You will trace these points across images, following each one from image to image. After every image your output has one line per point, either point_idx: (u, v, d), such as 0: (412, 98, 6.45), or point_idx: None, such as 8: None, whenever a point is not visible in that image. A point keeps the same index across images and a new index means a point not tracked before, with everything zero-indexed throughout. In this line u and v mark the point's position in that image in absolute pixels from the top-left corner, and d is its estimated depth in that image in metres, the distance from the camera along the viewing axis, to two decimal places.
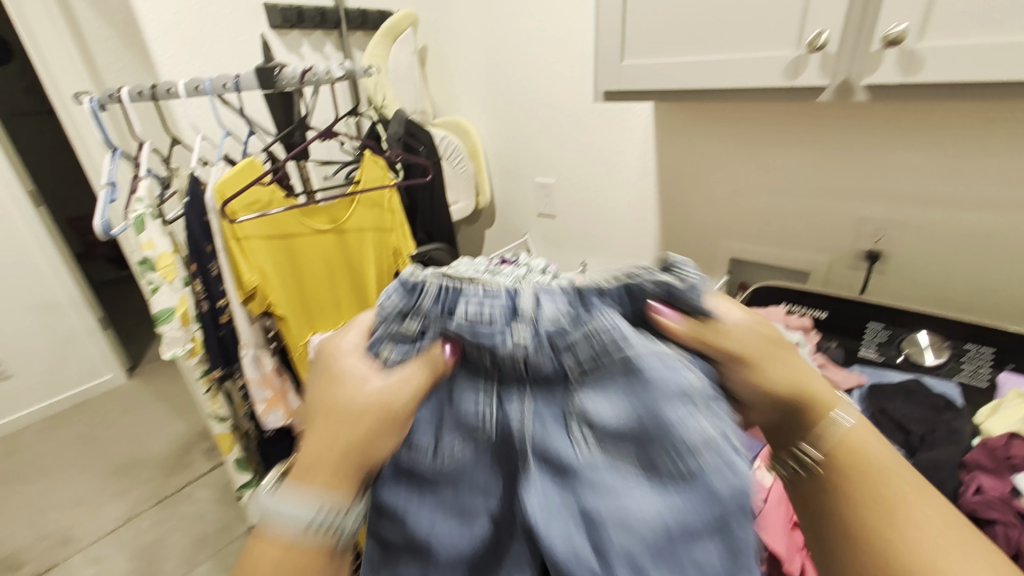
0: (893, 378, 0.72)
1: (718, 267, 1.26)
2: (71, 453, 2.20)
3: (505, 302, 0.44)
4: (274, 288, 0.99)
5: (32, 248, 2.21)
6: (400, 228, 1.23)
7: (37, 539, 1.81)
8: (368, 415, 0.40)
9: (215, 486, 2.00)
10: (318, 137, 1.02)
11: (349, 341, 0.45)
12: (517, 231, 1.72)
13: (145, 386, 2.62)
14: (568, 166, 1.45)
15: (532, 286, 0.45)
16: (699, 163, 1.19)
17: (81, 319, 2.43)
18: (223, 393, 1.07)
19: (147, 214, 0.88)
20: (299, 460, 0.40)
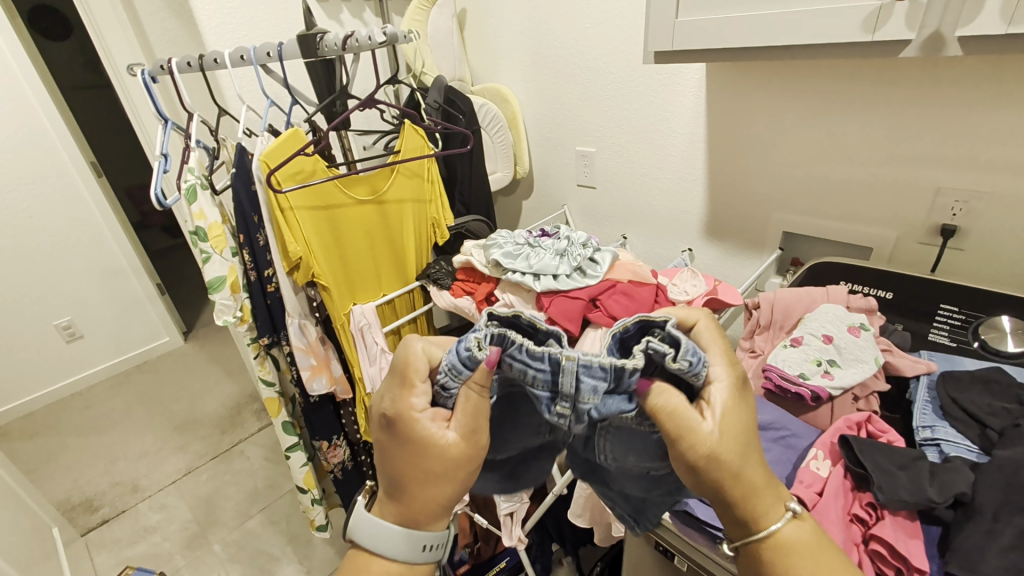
0: (967, 365, 0.66)
1: (770, 241, 1.19)
2: (136, 409, 2.37)
3: (547, 374, 0.46)
4: (318, 259, 1.00)
5: (96, 217, 2.35)
6: (439, 200, 1.22)
7: (110, 485, 1.98)
8: (452, 472, 0.49)
9: (265, 445, 2.12)
10: (358, 106, 1.01)
11: (419, 404, 0.49)
12: (556, 203, 1.68)
13: (199, 349, 2.77)
14: (612, 135, 1.39)
15: (574, 367, 0.44)
16: (755, 131, 1.11)
17: (142, 285, 2.58)
18: (270, 359, 1.11)
19: (198, 184, 0.90)
20: (397, 507, 0.50)
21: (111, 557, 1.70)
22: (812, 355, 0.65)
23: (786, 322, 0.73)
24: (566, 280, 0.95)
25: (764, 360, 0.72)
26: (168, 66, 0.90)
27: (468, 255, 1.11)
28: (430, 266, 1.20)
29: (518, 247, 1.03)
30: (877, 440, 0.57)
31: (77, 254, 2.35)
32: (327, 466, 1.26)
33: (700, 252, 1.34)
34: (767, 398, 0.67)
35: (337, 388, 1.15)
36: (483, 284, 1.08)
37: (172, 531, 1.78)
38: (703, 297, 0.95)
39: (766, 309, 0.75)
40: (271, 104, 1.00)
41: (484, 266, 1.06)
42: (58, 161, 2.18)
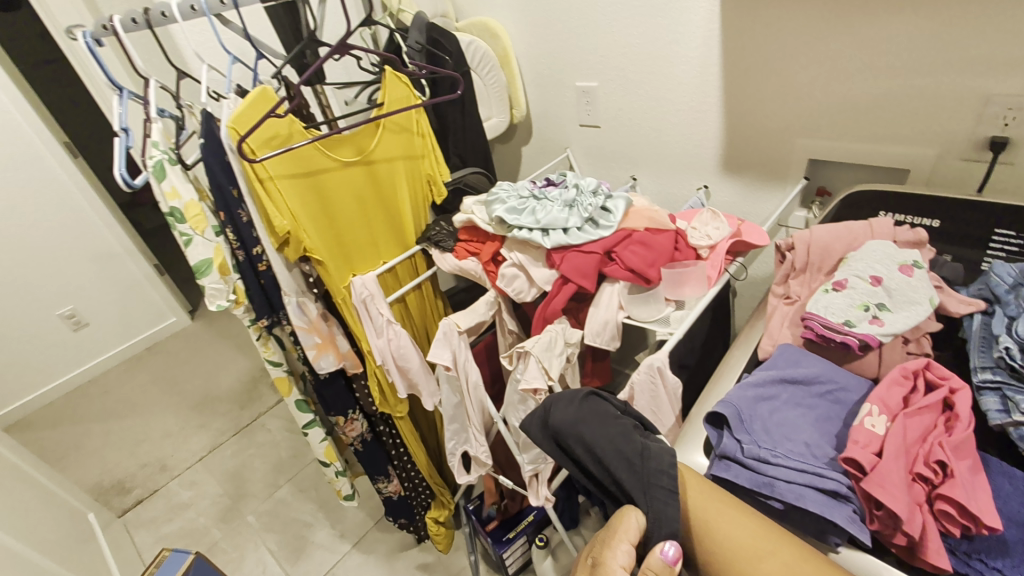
0: None
1: (793, 172, 1.09)
2: (155, 391, 2.34)
3: None
4: (307, 231, 0.92)
5: (80, 200, 2.21)
6: (432, 154, 1.11)
7: (140, 466, 1.99)
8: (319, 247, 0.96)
9: (285, 416, 2.12)
10: (332, 54, 0.85)
11: (277, 264, 0.93)
12: (557, 148, 1.51)
13: (208, 326, 2.70)
14: (616, 65, 1.23)
15: None
16: (777, 47, 0.99)
17: (139, 266, 2.46)
18: (274, 339, 1.05)
19: (166, 159, 0.80)
20: (341, 268, 1.02)
21: (151, 534, 1.74)
22: (859, 300, 0.61)
23: (824, 264, 0.69)
24: (578, 233, 0.89)
25: (802, 307, 0.69)
26: (112, 27, 0.74)
27: (469, 214, 1.03)
28: (429, 227, 1.11)
29: (523, 200, 0.95)
30: (934, 391, 0.53)
31: (62, 240, 2.21)
32: (346, 439, 1.24)
33: (716, 188, 1.23)
34: (807, 348, 0.66)
35: (347, 363, 1.10)
36: (489, 243, 1.00)
37: (207, 505, 1.81)
38: (727, 242, 0.88)
39: (802, 251, 0.71)
40: (234, 61, 0.85)
41: (487, 224, 0.98)
42: (28, 144, 2.02)
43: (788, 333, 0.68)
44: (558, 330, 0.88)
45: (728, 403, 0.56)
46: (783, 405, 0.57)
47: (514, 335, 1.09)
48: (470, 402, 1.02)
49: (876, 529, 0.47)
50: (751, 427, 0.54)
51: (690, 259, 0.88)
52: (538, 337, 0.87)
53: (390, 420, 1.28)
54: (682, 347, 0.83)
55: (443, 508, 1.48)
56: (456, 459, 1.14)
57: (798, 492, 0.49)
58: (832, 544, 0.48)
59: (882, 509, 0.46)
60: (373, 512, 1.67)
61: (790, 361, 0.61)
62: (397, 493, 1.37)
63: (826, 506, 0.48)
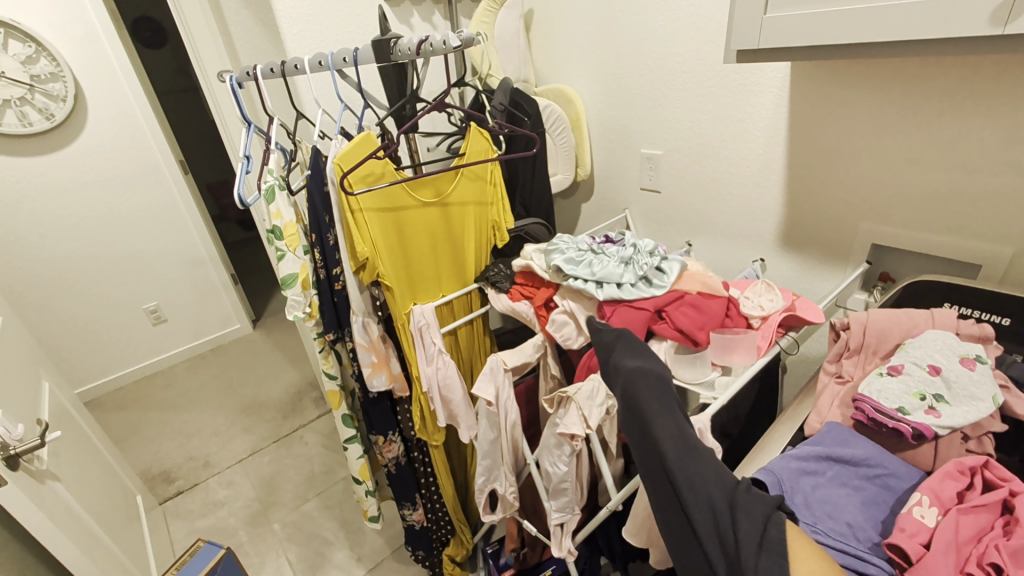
0: None
1: (855, 255, 1.09)
2: (211, 390, 2.49)
3: None
4: (383, 259, 1.01)
5: (182, 210, 2.47)
6: (501, 202, 1.19)
7: (185, 459, 2.10)
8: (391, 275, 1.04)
9: (323, 432, 2.19)
10: (428, 109, 0.96)
11: (353, 286, 1.02)
12: (616, 208, 1.56)
13: (267, 336, 2.87)
14: (682, 137, 1.29)
15: None
16: (845, 134, 1.02)
17: (218, 273, 2.68)
18: (334, 353, 1.13)
19: (276, 185, 0.92)
20: (406, 295, 1.09)
21: (184, 526, 1.81)
22: (915, 388, 0.61)
23: (879, 348, 0.69)
24: (631, 289, 0.93)
25: (854, 387, 0.68)
26: (255, 74, 0.88)
27: (529, 259, 1.09)
28: (489, 268, 1.18)
29: (581, 253, 1.00)
30: (992, 491, 0.52)
31: (159, 243, 2.46)
32: (382, 460, 1.28)
33: (773, 262, 1.24)
34: (856, 429, 0.65)
35: (395, 385, 1.16)
36: (543, 289, 1.05)
37: (239, 506, 1.88)
38: (780, 315, 0.89)
39: (857, 331, 0.71)
40: (345, 108, 0.97)
41: (545, 271, 1.04)
42: (150, 158, 2.31)
43: (837, 412, 0.67)
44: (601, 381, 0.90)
45: (769, 472, 0.57)
46: (827, 482, 0.57)
47: (556, 381, 1.11)
48: (506, 440, 1.04)
49: None
50: (791, 500, 0.55)
51: (740, 327, 0.90)
52: (581, 385, 0.89)
53: (425, 447, 1.31)
54: (724, 414, 0.83)
55: (460, 547, 1.47)
56: (483, 496, 1.14)
57: None
58: None
59: None
60: (392, 540, 1.68)
61: (838, 440, 0.61)
62: (419, 522, 1.38)
63: None
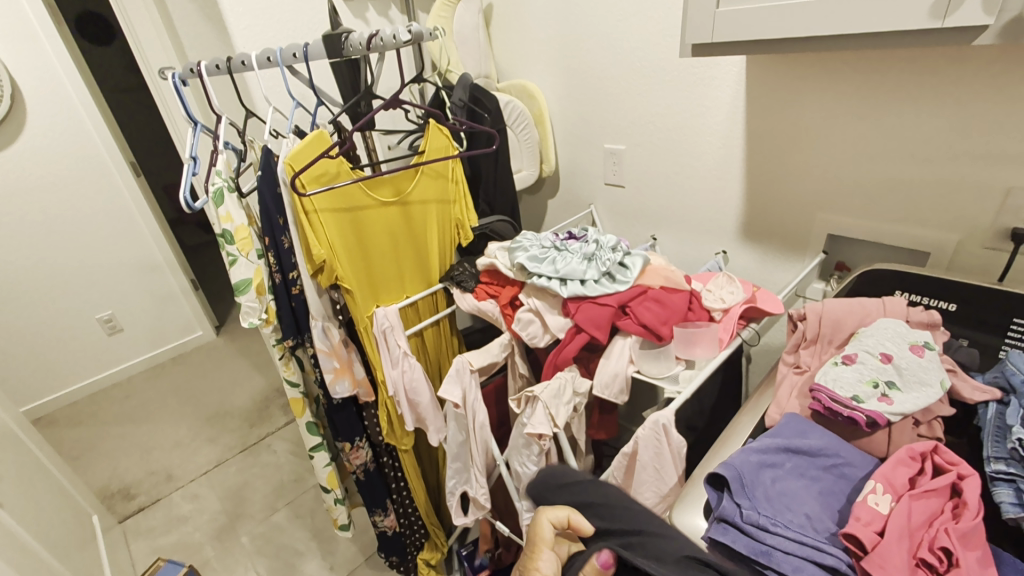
0: None
1: (812, 246, 1.11)
2: (172, 401, 2.39)
3: None
4: (342, 262, 0.98)
5: (134, 214, 2.36)
6: (464, 200, 1.17)
7: (145, 474, 2.02)
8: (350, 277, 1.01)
9: (291, 439, 2.14)
10: (383, 106, 0.93)
11: (310, 290, 0.98)
12: (581, 203, 1.56)
13: (231, 343, 2.77)
14: (645, 132, 1.29)
15: None
16: (800, 127, 1.03)
17: (176, 279, 2.57)
18: (295, 360, 1.10)
19: (225, 187, 0.87)
20: (368, 298, 1.06)
21: (146, 545, 1.73)
22: (868, 377, 0.62)
23: (834, 337, 0.71)
24: (594, 285, 0.92)
25: (811, 377, 0.69)
26: (198, 71, 0.83)
27: (493, 258, 1.07)
28: (453, 268, 1.16)
29: (544, 250, 0.99)
30: (940, 474, 0.54)
31: (110, 249, 2.34)
32: (350, 467, 1.25)
33: (735, 254, 1.25)
34: (814, 419, 0.66)
35: (359, 391, 1.13)
36: (507, 288, 1.04)
37: (204, 521, 1.81)
38: (741, 307, 0.90)
39: (813, 322, 0.72)
40: (297, 106, 0.93)
41: (509, 270, 1.02)
42: (96, 160, 2.19)
43: (796, 402, 0.68)
44: (568, 379, 0.89)
45: (729, 467, 0.57)
46: (786, 474, 0.57)
47: (524, 379, 1.10)
48: (475, 442, 1.03)
49: None
50: (751, 494, 0.55)
51: (703, 320, 0.90)
52: (547, 383, 0.88)
53: (395, 452, 1.29)
54: (690, 408, 0.83)
55: (435, 549, 1.45)
56: (454, 499, 1.13)
57: (796, 565, 0.50)
58: None
59: None
60: (365, 547, 1.65)
61: (796, 431, 0.62)
62: (392, 528, 1.35)
63: None
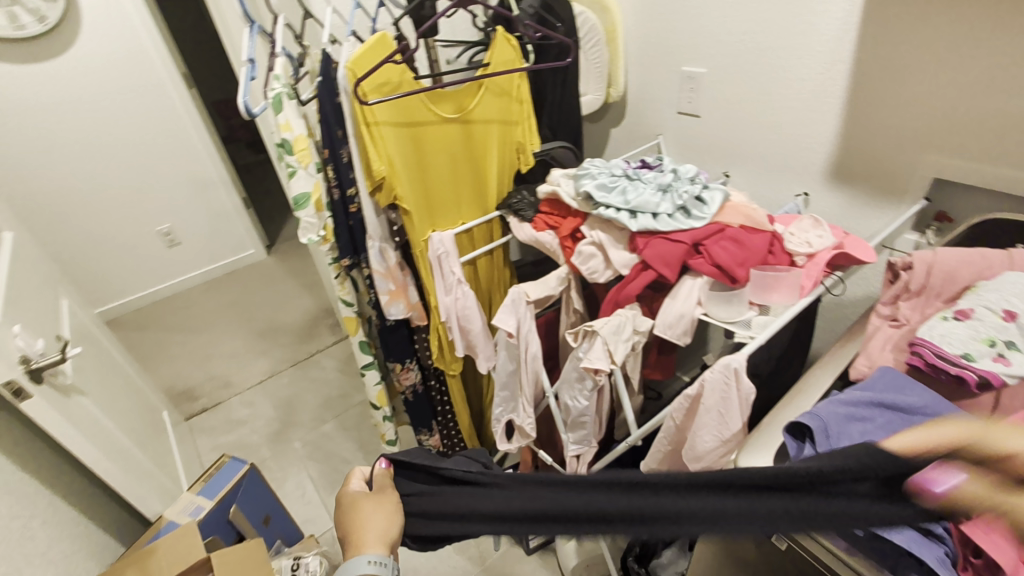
0: None
1: (912, 191, 0.99)
2: (228, 314, 2.52)
3: None
4: (401, 180, 0.94)
5: (188, 128, 2.37)
6: (527, 121, 1.09)
7: (206, 379, 2.16)
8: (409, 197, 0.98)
9: (339, 358, 2.23)
10: (450, 8, 0.85)
11: (368, 208, 0.96)
12: (649, 133, 1.45)
13: (281, 262, 2.85)
14: (732, 53, 1.15)
15: None
16: (923, 50, 0.89)
17: (229, 196, 2.62)
18: (350, 280, 1.09)
19: (284, 93, 0.83)
20: (425, 220, 1.03)
21: (209, 441, 1.89)
22: (984, 334, 0.55)
23: (945, 290, 0.63)
24: (667, 220, 0.86)
25: (911, 331, 0.63)
26: None
27: (555, 186, 1.01)
28: (512, 195, 1.11)
29: (614, 179, 0.93)
30: None
31: (168, 163, 2.39)
32: (398, 387, 1.28)
33: (818, 197, 1.14)
34: (910, 375, 0.60)
35: (412, 314, 1.13)
36: (569, 219, 0.99)
37: (260, 425, 1.95)
38: (828, 253, 0.82)
39: (920, 272, 0.65)
40: (358, 6, 0.87)
41: (573, 199, 0.96)
42: (151, 69, 2.19)
43: (890, 357, 0.62)
44: (629, 317, 0.85)
45: (814, 417, 0.53)
46: (876, 429, 0.53)
47: (578, 315, 1.08)
48: (525, 373, 1.02)
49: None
50: (837, 446, 0.51)
51: (783, 264, 0.84)
52: (608, 319, 0.85)
53: (442, 377, 1.32)
54: (759, 354, 0.80)
55: None
56: (499, 425, 1.14)
57: (884, 522, 0.46)
58: None
59: (982, 559, 0.43)
60: None
61: (891, 386, 0.57)
62: (436, 447, 1.42)
63: (914, 543, 0.45)
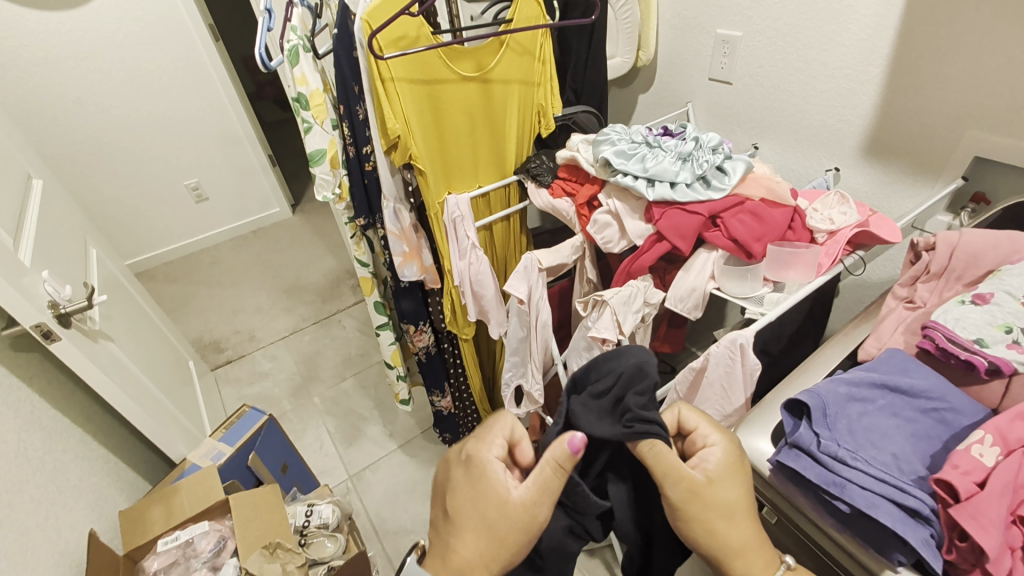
0: None
1: (949, 169, 0.95)
2: (254, 270, 2.59)
3: None
4: (416, 139, 0.93)
5: (215, 82, 2.38)
6: (549, 83, 1.07)
7: (233, 332, 2.25)
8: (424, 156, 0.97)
9: (359, 318, 2.28)
10: None
11: (383, 165, 0.96)
12: (678, 101, 1.39)
13: (306, 222, 2.90)
14: (769, 16, 1.10)
15: None
16: (974, 14, 0.83)
17: (255, 153, 2.65)
18: (366, 240, 1.11)
19: (301, 45, 0.83)
20: (440, 182, 1.03)
21: (234, 391, 1.98)
22: (1000, 320, 0.54)
23: (966, 273, 0.61)
24: (685, 190, 0.84)
25: (926, 314, 0.61)
26: None
27: (574, 152, 1.00)
28: (530, 159, 1.09)
29: (634, 145, 0.91)
30: None
31: (196, 118, 2.42)
32: (412, 348, 1.30)
33: (849, 173, 1.10)
34: (920, 358, 0.59)
35: (426, 277, 1.14)
36: (586, 186, 0.97)
37: (282, 378, 2.03)
38: (851, 230, 0.79)
39: (943, 253, 0.62)
40: None
41: (591, 165, 0.94)
42: (178, 21, 2.19)
43: (901, 339, 0.61)
44: (640, 288, 0.84)
45: (813, 395, 0.52)
46: (876, 410, 0.52)
47: (591, 285, 1.08)
48: (535, 339, 1.03)
49: (950, 559, 0.44)
50: (832, 424, 0.51)
51: (803, 241, 0.81)
52: (618, 290, 0.84)
53: (455, 340, 1.34)
54: (769, 331, 0.79)
55: None
56: (508, 390, 1.17)
57: (871, 501, 0.46)
58: (894, 560, 0.46)
59: (967, 541, 0.43)
60: (421, 421, 1.80)
61: (897, 367, 0.56)
62: (447, 409, 1.44)
63: (899, 522, 0.45)
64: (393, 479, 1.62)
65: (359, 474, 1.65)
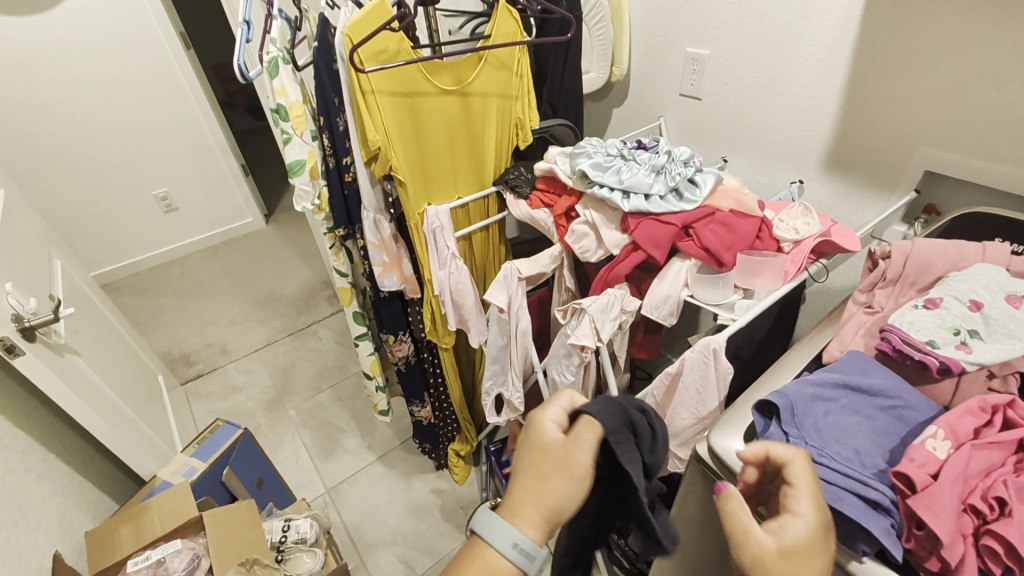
0: None
1: (903, 182, 1.01)
2: (226, 281, 2.53)
3: None
4: (396, 151, 0.94)
5: (185, 90, 2.34)
6: (526, 97, 1.09)
7: (203, 345, 2.19)
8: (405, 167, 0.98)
9: (335, 329, 2.25)
10: None
11: (363, 176, 0.96)
12: (651, 115, 1.44)
13: (280, 232, 2.86)
14: (735, 36, 1.15)
15: None
16: (921, 38, 0.89)
17: (227, 162, 2.60)
18: (345, 251, 1.11)
19: (280, 57, 0.84)
20: (420, 193, 1.04)
21: (206, 406, 1.93)
22: (949, 322, 0.58)
23: (918, 279, 0.65)
24: (658, 201, 0.88)
25: (883, 318, 0.65)
26: None
27: (552, 163, 1.02)
28: (509, 171, 1.11)
29: (609, 158, 0.94)
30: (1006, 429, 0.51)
31: (166, 127, 2.37)
32: (392, 358, 1.30)
33: (813, 185, 1.16)
34: (879, 360, 0.63)
35: (406, 287, 1.14)
36: (564, 197, 0.99)
37: (256, 391, 1.98)
38: (814, 240, 0.84)
39: (897, 261, 0.67)
40: None
41: (568, 177, 0.97)
42: (148, 27, 2.15)
43: (861, 342, 0.65)
44: (619, 296, 0.87)
45: (781, 396, 0.56)
46: (839, 409, 0.55)
47: (570, 294, 1.10)
48: (515, 348, 1.05)
49: (910, 547, 0.47)
50: (800, 423, 0.54)
51: (770, 250, 0.86)
52: (596, 298, 0.86)
53: (435, 350, 1.34)
54: (740, 337, 0.82)
55: (466, 443, 1.58)
56: (489, 398, 1.17)
57: (836, 494, 0.49)
58: (859, 552, 0.48)
59: (924, 530, 0.46)
60: (400, 433, 1.78)
61: (858, 368, 0.60)
62: (427, 419, 1.44)
63: (863, 514, 0.47)
64: (372, 492, 1.60)
65: (336, 488, 1.62)
